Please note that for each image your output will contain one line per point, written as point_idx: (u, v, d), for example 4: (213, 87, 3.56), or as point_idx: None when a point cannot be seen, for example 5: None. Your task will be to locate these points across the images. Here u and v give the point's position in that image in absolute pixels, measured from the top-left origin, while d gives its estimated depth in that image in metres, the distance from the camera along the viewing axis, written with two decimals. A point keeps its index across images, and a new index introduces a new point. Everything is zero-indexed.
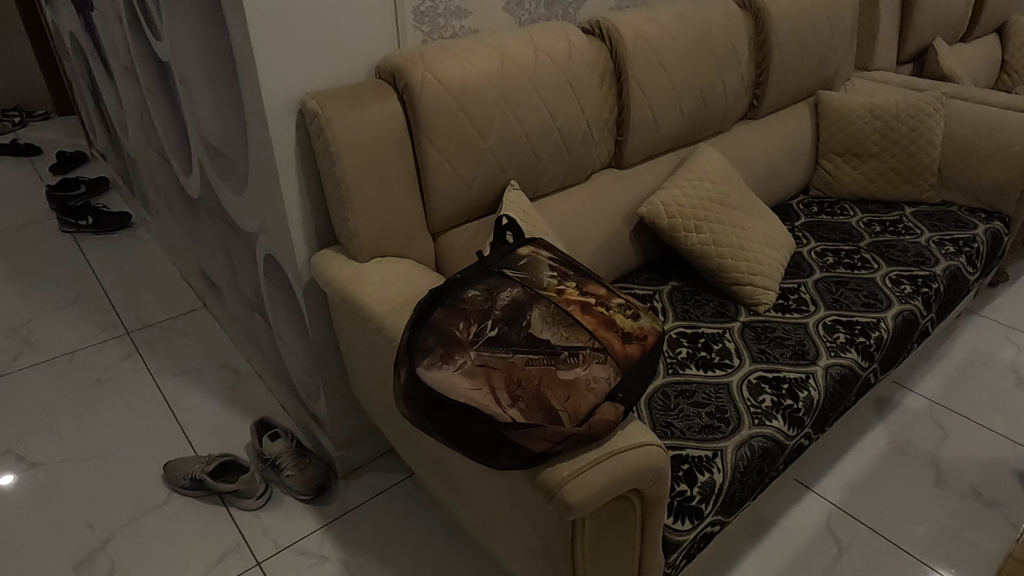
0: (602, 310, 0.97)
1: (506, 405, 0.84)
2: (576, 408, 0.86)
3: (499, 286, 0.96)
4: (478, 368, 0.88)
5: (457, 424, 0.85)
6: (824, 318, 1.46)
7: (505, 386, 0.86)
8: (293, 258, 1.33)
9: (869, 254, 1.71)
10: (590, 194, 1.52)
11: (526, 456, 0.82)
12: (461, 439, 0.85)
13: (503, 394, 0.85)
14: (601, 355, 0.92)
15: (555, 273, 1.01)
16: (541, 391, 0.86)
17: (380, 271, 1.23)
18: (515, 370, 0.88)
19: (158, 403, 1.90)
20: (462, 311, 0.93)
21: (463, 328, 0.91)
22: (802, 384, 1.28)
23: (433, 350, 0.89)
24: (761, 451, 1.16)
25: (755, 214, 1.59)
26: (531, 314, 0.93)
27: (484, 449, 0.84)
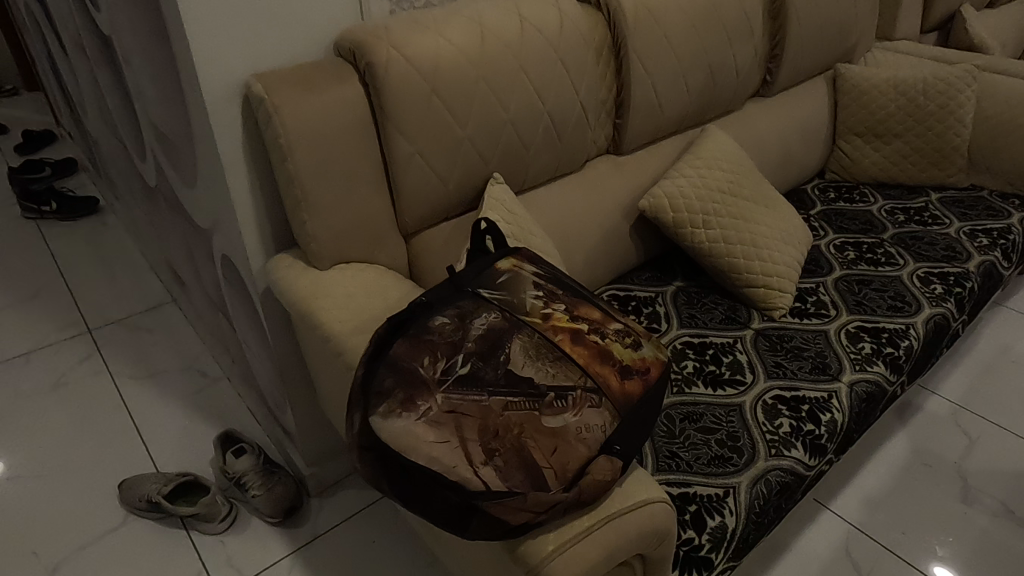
0: (596, 339, 0.82)
1: (478, 463, 0.69)
2: (565, 464, 0.71)
3: (473, 312, 0.81)
4: (445, 416, 0.72)
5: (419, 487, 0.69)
6: (847, 324, 1.30)
7: (478, 439, 0.71)
8: (246, 263, 1.18)
9: (893, 247, 1.55)
10: (585, 185, 1.36)
11: (503, 528, 0.67)
12: (425, 506, 0.69)
13: (476, 450, 0.70)
14: (595, 397, 0.76)
15: (541, 292, 0.85)
16: (522, 443, 0.71)
17: (342, 281, 1.07)
18: (491, 417, 0.73)
19: (117, 411, 1.75)
20: (428, 343, 0.77)
21: (427, 364, 0.75)
22: (824, 406, 1.13)
23: (390, 392, 0.74)
24: (779, 487, 1.02)
25: (770, 206, 1.42)
26: (511, 346, 0.78)
27: (452, 518, 0.68)
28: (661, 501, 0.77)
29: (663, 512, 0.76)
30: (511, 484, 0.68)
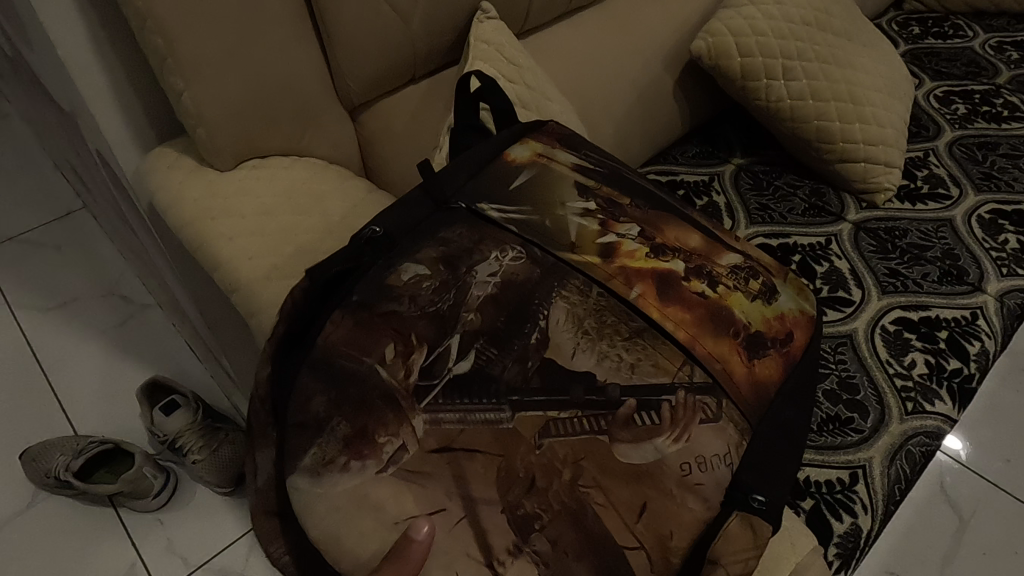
0: (698, 289, 0.58)
1: (504, 557, 0.48)
2: (667, 545, 0.49)
3: (470, 257, 0.54)
4: (427, 462, 0.48)
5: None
6: (978, 207, 0.94)
7: (498, 503, 0.48)
8: (115, 164, 0.78)
9: (1015, 95, 1.16)
10: (612, 22, 0.94)
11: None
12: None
13: (502, 535, 0.48)
14: (710, 403, 0.52)
15: (590, 212, 0.60)
16: (582, 504, 0.48)
17: (258, 189, 0.68)
18: (519, 453, 0.49)
19: (19, 353, 1.40)
20: (388, 320, 0.50)
21: (383, 363, 0.49)
22: (970, 331, 0.80)
23: (314, 427, 0.49)
24: (924, 462, 0.71)
25: (868, 44, 1.02)
26: (550, 317, 0.53)
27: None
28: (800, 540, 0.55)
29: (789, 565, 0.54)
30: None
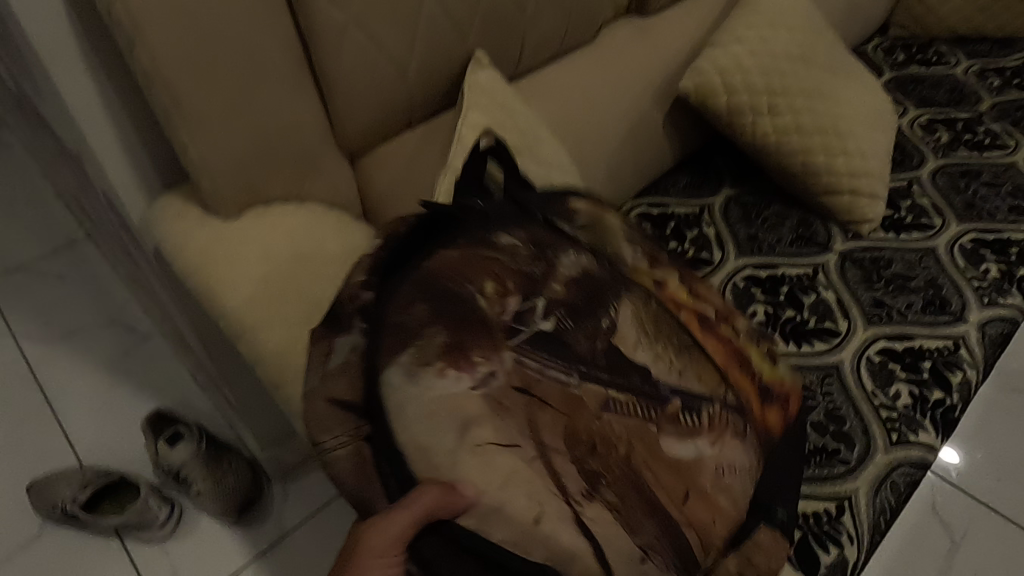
0: (726, 334, 0.74)
1: (579, 500, 0.57)
2: (710, 530, 0.62)
3: (554, 248, 0.69)
4: (515, 399, 0.58)
5: (428, 541, 0.51)
6: (960, 237, 0.97)
7: (566, 453, 0.59)
8: (123, 210, 0.80)
9: (997, 122, 1.19)
10: (602, 61, 0.97)
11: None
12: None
13: (578, 467, 0.58)
14: (737, 420, 0.68)
15: (642, 259, 0.76)
16: (640, 477, 0.61)
17: (260, 236, 0.71)
18: (584, 415, 0.61)
19: (25, 384, 1.42)
20: (488, 269, 0.64)
21: (485, 297, 0.62)
22: (952, 361, 0.83)
23: (416, 332, 0.58)
24: (908, 492, 0.73)
25: (851, 77, 1.05)
26: (610, 308, 0.68)
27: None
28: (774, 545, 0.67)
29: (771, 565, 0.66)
30: (643, 542, 0.59)
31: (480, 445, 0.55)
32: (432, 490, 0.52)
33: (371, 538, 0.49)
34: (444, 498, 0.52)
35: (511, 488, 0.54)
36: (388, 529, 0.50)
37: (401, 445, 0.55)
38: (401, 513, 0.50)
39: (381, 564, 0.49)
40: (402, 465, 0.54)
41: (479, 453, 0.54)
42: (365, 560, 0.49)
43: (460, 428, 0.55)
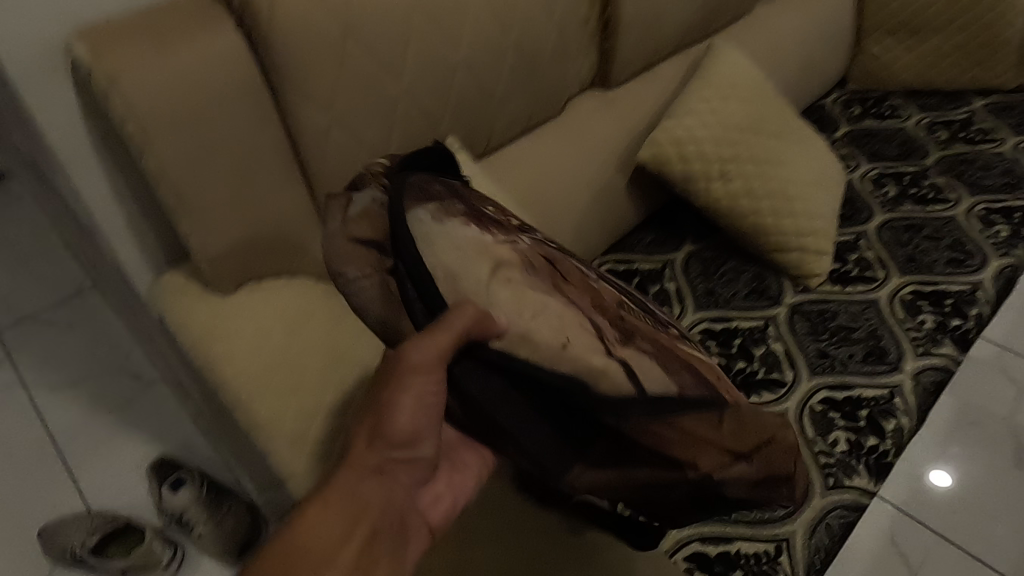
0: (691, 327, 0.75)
1: (612, 342, 0.56)
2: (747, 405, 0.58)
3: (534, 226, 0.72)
4: (536, 255, 0.61)
5: (462, 360, 0.53)
6: (901, 289, 1.05)
7: (591, 312, 0.58)
8: (132, 285, 0.89)
9: (941, 176, 1.28)
10: (567, 134, 1.06)
11: (625, 472, 0.54)
12: (471, 390, 0.53)
13: (606, 315, 0.59)
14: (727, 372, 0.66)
15: None
16: (666, 351, 0.58)
17: (254, 312, 0.79)
18: (605, 300, 0.60)
19: (36, 431, 1.49)
20: (490, 199, 0.69)
21: (496, 208, 0.66)
22: (887, 409, 0.91)
23: (441, 198, 0.61)
24: (843, 533, 0.80)
25: (798, 143, 1.14)
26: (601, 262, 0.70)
27: (557, 455, 0.53)
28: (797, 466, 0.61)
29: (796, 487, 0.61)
30: (681, 384, 0.55)
31: (511, 282, 0.56)
32: (473, 309, 0.52)
33: (415, 355, 0.50)
34: (483, 318, 0.52)
35: (541, 314, 0.55)
36: (431, 349, 0.50)
37: (429, 265, 0.56)
38: (443, 333, 0.50)
39: (423, 384, 0.51)
40: (428, 283, 0.55)
41: (511, 288, 0.56)
42: (409, 383, 0.51)
43: (492, 267, 0.57)
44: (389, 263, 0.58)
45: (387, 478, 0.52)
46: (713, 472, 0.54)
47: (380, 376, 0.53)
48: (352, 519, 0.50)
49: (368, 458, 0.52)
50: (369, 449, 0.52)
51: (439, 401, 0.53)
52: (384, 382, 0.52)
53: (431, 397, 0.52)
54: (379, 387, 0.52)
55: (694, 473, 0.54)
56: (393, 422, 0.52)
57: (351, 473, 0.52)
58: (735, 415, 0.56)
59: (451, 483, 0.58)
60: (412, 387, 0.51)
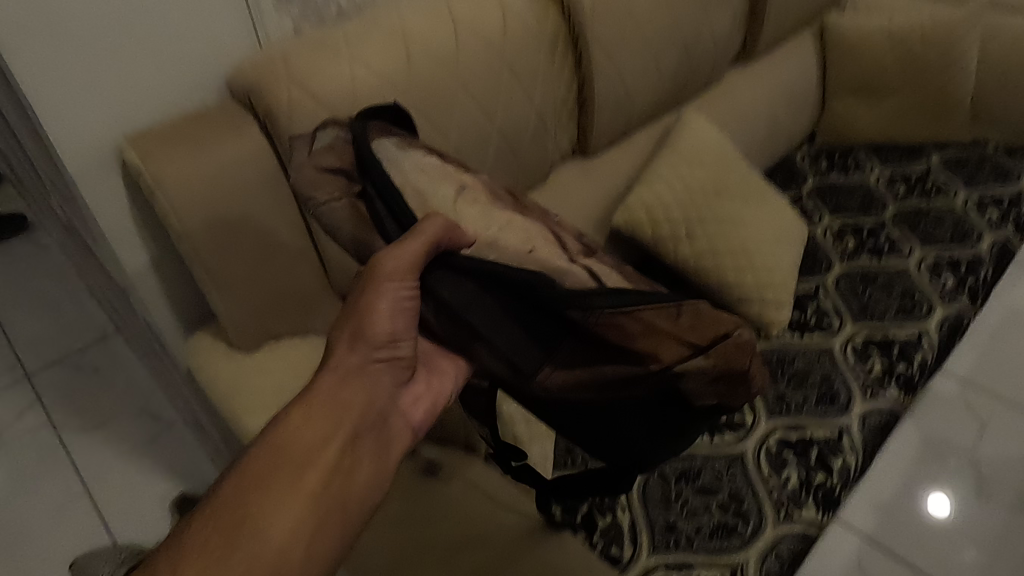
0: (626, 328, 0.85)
1: (568, 256, 0.72)
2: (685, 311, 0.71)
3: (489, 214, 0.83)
4: (485, 187, 0.77)
5: (435, 266, 0.65)
6: (853, 336, 1.17)
7: (540, 231, 0.74)
8: (165, 343, 1.01)
9: (896, 229, 1.39)
10: (550, 201, 1.18)
11: (591, 364, 0.67)
12: (446, 292, 0.66)
13: (556, 239, 0.74)
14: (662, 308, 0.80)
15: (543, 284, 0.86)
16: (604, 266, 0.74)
17: (274, 369, 0.92)
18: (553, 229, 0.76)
19: (66, 470, 1.61)
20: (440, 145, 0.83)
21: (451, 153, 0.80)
22: (835, 448, 1.01)
23: (400, 136, 0.76)
24: (792, 560, 0.91)
25: (760, 204, 1.26)
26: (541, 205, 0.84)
27: (527, 351, 0.67)
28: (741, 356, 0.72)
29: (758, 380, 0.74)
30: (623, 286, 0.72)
31: (474, 201, 0.74)
32: (439, 220, 0.64)
33: (390, 262, 0.62)
34: (448, 229, 0.65)
35: (494, 228, 0.71)
36: (402, 257, 0.62)
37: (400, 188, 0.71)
38: (415, 239, 0.62)
39: (396, 287, 0.62)
40: (398, 201, 0.68)
41: (474, 206, 0.73)
42: (384, 286, 0.62)
43: (456, 189, 0.73)
44: (357, 187, 0.71)
45: (369, 376, 0.62)
46: (673, 363, 0.68)
47: (358, 281, 0.63)
48: (335, 415, 0.59)
49: (353, 358, 0.62)
50: (352, 350, 0.62)
51: (414, 304, 0.64)
52: (360, 286, 0.63)
53: (406, 301, 0.63)
54: (358, 292, 0.63)
55: (657, 364, 0.67)
56: (373, 324, 0.61)
57: (338, 374, 0.61)
58: (690, 312, 0.70)
59: (430, 386, 0.67)
60: (390, 288, 0.62)
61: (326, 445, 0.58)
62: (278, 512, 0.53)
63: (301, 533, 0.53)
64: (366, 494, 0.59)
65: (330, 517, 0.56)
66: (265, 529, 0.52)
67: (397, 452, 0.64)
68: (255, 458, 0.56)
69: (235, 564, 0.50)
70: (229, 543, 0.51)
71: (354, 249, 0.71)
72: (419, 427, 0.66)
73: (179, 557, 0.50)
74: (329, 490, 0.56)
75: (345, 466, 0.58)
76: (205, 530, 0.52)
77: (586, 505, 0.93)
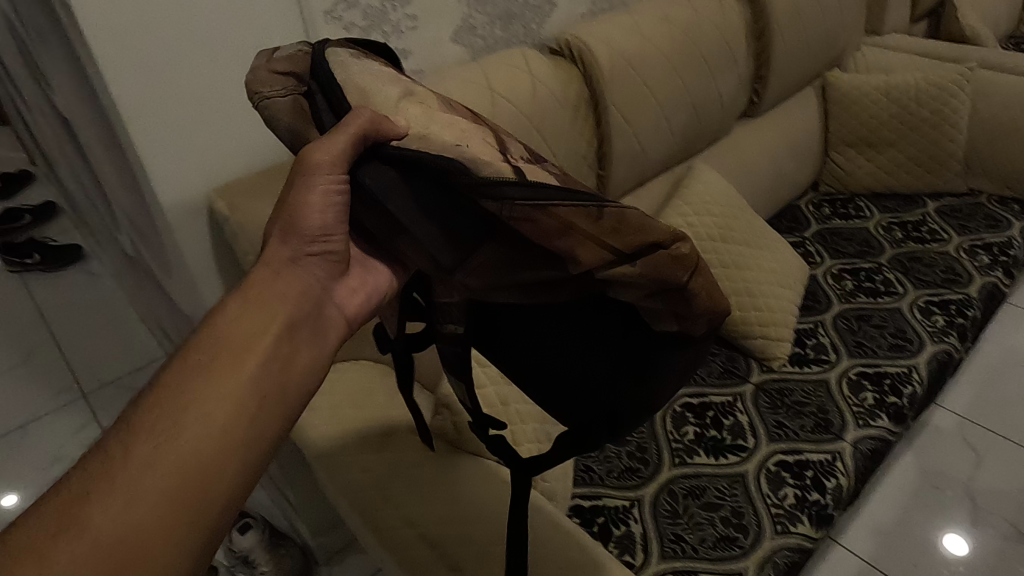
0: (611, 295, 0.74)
1: (512, 153, 0.60)
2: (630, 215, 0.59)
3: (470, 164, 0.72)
4: (439, 98, 0.65)
5: (364, 157, 0.59)
6: (848, 371, 1.28)
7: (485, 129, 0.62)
8: None
9: (892, 272, 1.51)
10: None
11: (510, 268, 0.59)
12: (364, 180, 0.59)
13: (493, 137, 0.61)
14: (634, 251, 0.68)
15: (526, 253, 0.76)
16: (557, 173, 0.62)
17: (330, 388, 1.05)
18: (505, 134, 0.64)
19: None
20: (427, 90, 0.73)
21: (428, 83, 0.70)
22: (829, 470, 1.12)
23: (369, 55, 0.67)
24: (787, 569, 1.01)
25: (763, 248, 1.38)
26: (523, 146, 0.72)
27: (443, 252, 0.58)
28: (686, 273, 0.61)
29: (706, 299, 0.62)
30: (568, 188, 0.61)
31: (423, 104, 0.62)
32: (367, 112, 0.57)
33: (318, 155, 0.57)
34: (379, 120, 0.58)
35: (433, 127, 0.59)
36: (331, 147, 0.56)
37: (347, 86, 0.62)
38: (342, 129, 0.56)
39: (327, 180, 0.58)
40: (336, 91, 0.61)
41: (418, 107, 0.61)
42: (313, 178, 0.58)
43: (400, 92, 0.62)
44: (305, 87, 0.64)
45: (302, 268, 0.62)
46: (595, 269, 0.58)
47: (290, 172, 0.59)
48: (270, 306, 0.59)
49: (284, 250, 0.61)
50: (284, 243, 0.61)
51: (344, 199, 0.60)
52: (293, 176, 0.59)
53: (336, 197, 0.59)
54: (291, 181, 0.59)
55: (575, 269, 0.57)
56: (305, 219, 0.59)
57: (268, 268, 0.61)
58: (616, 212, 0.58)
59: (364, 280, 0.68)
60: (321, 181, 0.58)
61: (263, 333, 0.58)
62: (218, 396, 0.54)
63: (244, 413, 0.54)
64: (305, 376, 0.60)
65: (271, 398, 0.56)
66: (210, 412, 0.53)
67: (334, 339, 0.64)
68: (192, 350, 0.56)
69: (183, 444, 0.51)
70: (174, 424, 0.52)
71: (292, 144, 0.64)
72: (354, 317, 0.67)
73: (128, 438, 0.51)
74: (267, 373, 0.57)
75: (283, 351, 0.58)
76: (149, 414, 0.52)
77: (603, 518, 1.05)
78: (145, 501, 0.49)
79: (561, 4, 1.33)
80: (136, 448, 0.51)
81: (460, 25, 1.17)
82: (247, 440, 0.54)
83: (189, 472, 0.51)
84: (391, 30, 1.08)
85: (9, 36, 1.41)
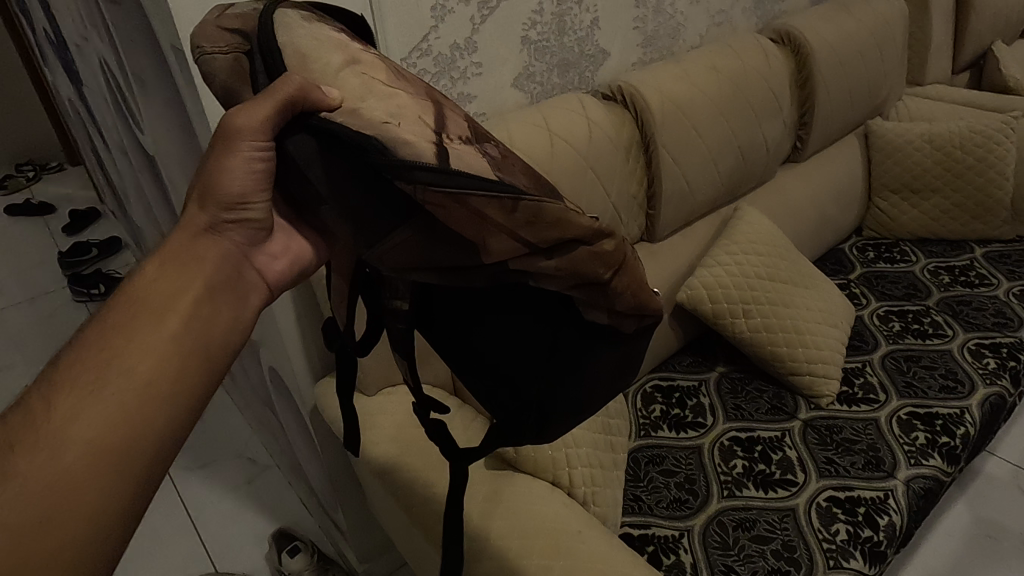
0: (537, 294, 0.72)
1: (445, 136, 0.58)
2: (558, 216, 0.60)
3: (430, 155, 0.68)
4: (390, 69, 0.62)
5: (299, 132, 0.57)
6: (898, 410, 1.28)
7: (426, 102, 0.60)
8: (296, 384, 1.21)
9: (940, 315, 1.51)
10: None
11: (425, 253, 0.60)
12: (289, 147, 0.59)
13: (433, 113, 0.59)
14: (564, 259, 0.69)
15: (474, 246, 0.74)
16: (493, 157, 0.61)
17: (390, 409, 1.09)
18: (453, 114, 0.62)
19: (176, 508, 1.73)
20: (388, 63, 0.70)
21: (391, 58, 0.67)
22: (882, 507, 1.12)
23: (323, 19, 0.64)
24: None
25: (807, 286, 1.41)
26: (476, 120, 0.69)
27: (362, 229, 0.60)
28: (604, 273, 0.64)
29: (631, 297, 0.67)
30: (503, 175, 0.59)
31: (364, 74, 0.59)
32: (294, 80, 0.55)
33: (240, 118, 0.56)
34: (308, 88, 0.55)
35: (369, 100, 0.57)
36: (253, 115, 0.55)
37: (284, 51, 0.59)
38: (267, 98, 0.55)
39: (249, 147, 0.57)
40: (275, 58, 0.58)
41: (360, 77, 0.58)
42: (235, 145, 0.57)
43: (345, 61, 0.59)
44: (249, 47, 0.60)
45: (218, 235, 0.62)
46: (507, 259, 0.60)
47: (212, 136, 0.58)
48: (190, 269, 0.59)
49: (199, 217, 0.60)
50: (202, 209, 0.60)
51: (268, 169, 0.59)
52: (214, 139, 0.58)
53: (258, 163, 0.59)
54: (210, 145, 0.58)
55: (488, 258, 0.59)
56: (221, 185, 0.59)
57: (185, 232, 0.61)
58: (533, 206, 0.58)
59: (288, 243, 0.68)
60: (241, 148, 0.57)
61: (182, 295, 0.57)
62: (146, 359, 0.53)
63: (169, 370, 0.54)
64: (226, 346, 0.59)
65: (195, 358, 0.56)
66: (128, 366, 0.52)
67: (256, 303, 0.64)
68: (114, 317, 0.55)
69: (105, 403, 0.51)
70: (95, 383, 0.51)
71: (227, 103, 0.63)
72: (275, 284, 0.67)
73: (48, 399, 0.50)
74: (191, 332, 0.56)
75: (204, 313, 0.58)
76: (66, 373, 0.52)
77: (652, 546, 1.07)
78: (64, 464, 0.48)
79: (614, 54, 1.40)
80: (55, 408, 0.50)
81: (521, 72, 1.25)
82: (175, 397, 0.53)
83: (117, 429, 0.50)
84: (458, 76, 1.16)
85: (103, 80, 1.53)
